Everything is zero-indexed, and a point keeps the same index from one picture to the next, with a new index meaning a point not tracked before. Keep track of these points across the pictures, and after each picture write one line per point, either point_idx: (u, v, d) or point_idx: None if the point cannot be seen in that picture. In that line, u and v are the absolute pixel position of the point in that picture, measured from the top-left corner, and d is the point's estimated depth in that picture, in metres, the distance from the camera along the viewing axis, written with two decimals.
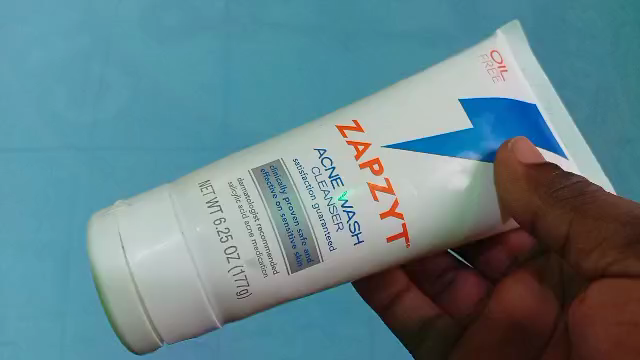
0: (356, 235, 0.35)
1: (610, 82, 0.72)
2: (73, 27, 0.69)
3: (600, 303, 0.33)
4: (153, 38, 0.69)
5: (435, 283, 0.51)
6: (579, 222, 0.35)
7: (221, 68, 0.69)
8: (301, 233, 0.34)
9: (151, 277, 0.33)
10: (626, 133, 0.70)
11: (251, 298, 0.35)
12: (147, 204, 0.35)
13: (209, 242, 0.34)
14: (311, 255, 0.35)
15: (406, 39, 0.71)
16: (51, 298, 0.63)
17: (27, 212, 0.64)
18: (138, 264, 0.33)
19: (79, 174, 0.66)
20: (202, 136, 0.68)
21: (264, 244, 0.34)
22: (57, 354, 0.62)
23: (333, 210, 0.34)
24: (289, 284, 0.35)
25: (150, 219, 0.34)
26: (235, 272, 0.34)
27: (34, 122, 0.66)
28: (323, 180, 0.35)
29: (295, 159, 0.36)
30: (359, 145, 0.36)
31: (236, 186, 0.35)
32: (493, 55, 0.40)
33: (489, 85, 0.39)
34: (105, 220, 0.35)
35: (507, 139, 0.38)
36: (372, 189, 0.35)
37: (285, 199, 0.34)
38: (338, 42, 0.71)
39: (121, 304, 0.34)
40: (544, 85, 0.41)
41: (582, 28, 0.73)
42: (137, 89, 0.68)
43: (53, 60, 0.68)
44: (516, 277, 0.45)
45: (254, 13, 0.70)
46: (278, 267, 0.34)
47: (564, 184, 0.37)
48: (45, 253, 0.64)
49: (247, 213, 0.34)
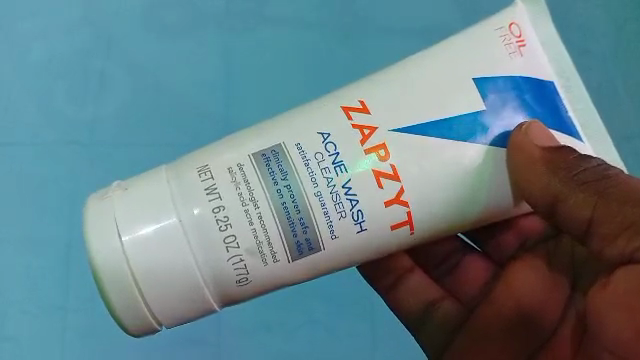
0: (359, 223, 0.35)
1: (612, 79, 0.72)
2: (72, 22, 0.70)
3: (626, 291, 0.36)
4: (154, 34, 0.70)
5: (440, 267, 0.50)
6: (603, 207, 0.36)
7: (221, 63, 0.69)
8: (303, 221, 0.35)
9: (147, 265, 0.34)
10: (627, 128, 0.71)
11: (250, 286, 0.35)
12: (142, 188, 0.35)
13: (208, 230, 0.34)
14: (313, 243, 0.35)
15: (407, 35, 0.72)
16: (52, 294, 0.64)
17: (27, 206, 0.65)
18: (134, 251, 0.34)
19: (79, 169, 0.66)
20: (204, 131, 0.68)
21: (265, 232, 0.34)
22: (57, 350, 0.62)
23: (336, 197, 0.35)
24: (289, 272, 0.36)
25: (146, 205, 0.34)
26: (234, 261, 0.34)
27: (34, 117, 0.67)
28: (327, 166, 0.35)
29: (298, 144, 0.36)
30: (364, 129, 0.36)
31: (236, 171, 0.35)
32: (512, 29, 0.39)
33: (506, 62, 0.38)
34: (100, 204, 0.35)
35: (522, 122, 0.38)
36: (376, 176, 0.36)
37: (286, 186, 0.35)
38: (338, 37, 0.71)
39: (118, 291, 0.34)
40: (563, 59, 0.40)
41: (583, 24, 0.73)
42: (137, 84, 0.69)
43: (53, 56, 0.69)
44: (521, 263, 0.45)
45: (254, 9, 0.71)
46: (279, 255, 0.35)
47: (585, 166, 0.37)
48: (45, 247, 0.65)
49: (247, 201, 0.34)
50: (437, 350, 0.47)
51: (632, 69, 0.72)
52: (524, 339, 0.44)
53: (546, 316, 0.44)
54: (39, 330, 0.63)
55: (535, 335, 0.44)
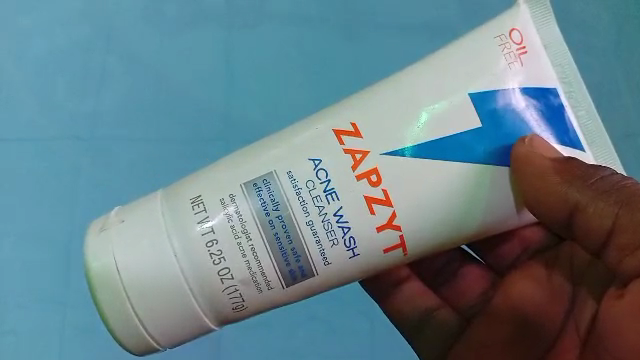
0: (351, 249, 0.37)
1: (614, 76, 0.72)
2: (72, 18, 0.69)
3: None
4: (154, 31, 0.69)
5: (439, 275, 0.50)
6: (626, 217, 0.36)
7: (222, 60, 0.69)
8: (295, 252, 0.36)
9: (144, 296, 0.36)
10: (626, 127, 0.71)
11: (246, 310, 0.37)
12: (137, 221, 0.37)
13: (202, 263, 0.36)
14: (306, 270, 0.37)
15: (408, 32, 0.71)
16: (52, 291, 0.64)
17: (27, 202, 0.65)
18: (131, 284, 0.36)
19: (79, 167, 0.66)
20: (204, 129, 0.68)
21: (258, 264, 0.36)
22: (58, 344, 0.63)
23: (327, 226, 0.36)
24: (284, 296, 0.38)
25: (143, 238, 0.36)
26: (229, 291, 0.36)
27: (34, 114, 0.67)
28: (318, 195, 0.36)
29: (289, 171, 0.37)
30: (356, 154, 0.37)
31: (228, 203, 0.36)
32: (512, 35, 0.39)
33: (504, 73, 0.38)
34: (100, 236, 0.37)
35: (523, 136, 0.38)
36: (368, 202, 0.36)
37: (278, 217, 0.36)
38: (339, 35, 0.71)
39: (118, 320, 0.37)
40: (566, 65, 0.39)
41: (584, 22, 0.72)
42: (137, 81, 0.68)
43: (53, 52, 0.69)
44: (522, 271, 0.46)
45: (255, 6, 0.71)
46: (272, 283, 0.37)
47: (601, 175, 0.37)
48: (45, 244, 0.65)
49: (240, 234, 0.36)
50: (433, 355, 0.49)
51: (632, 68, 0.72)
52: (524, 349, 0.44)
53: (547, 326, 0.44)
54: (39, 327, 0.63)
55: (537, 344, 0.44)
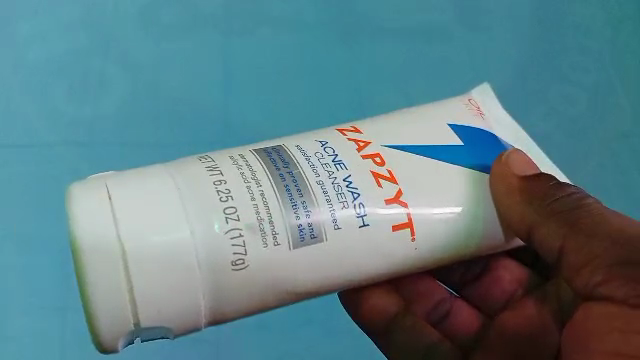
0: (361, 217, 0.35)
1: (610, 76, 0.72)
2: (71, 23, 0.70)
3: (588, 329, 0.36)
4: (152, 36, 0.70)
5: (434, 311, 0.47)
6: (573, 238, 0.37)
7: (220, 64, 0.70)
8: (306, 205, 0.34)
9: (138, 236, 0.31)
10: (622, 129, 0.71)
11: (244, 269, 0.33)
12: (140, 171, 0.34)
13: (208, 201, 0.33)
14: (315, 231, 0.34)
15: (406, 34, 0.72)
16: (52, 294, 0.64)
17: (26, 207, 0.66)
18: (124, 221, 0.31)
19: (78, 170, 0.67)
20: (201, 132, 0.68)
21: (267, 208, 0.33)
22: (58, 348, 0.63)
23: (337, 188, 0.35)
24: (288, 262, 0.34)
25: (144, 180, 0.33)
26: (233, 235, 0.32)
27: (33, 119, 0.67)
28: (327, 163, 0.36)
29: (298, 146, 0.37)
30: (359, 142, 0.37)
31: (238, 159, 0.35)
32: (471, 101, 0.42)
33: (469, 120, 0.40)
34: (89, 184, 0.33)
35: (501, 153, 0.39)
36: (375, 177, 0.36)
37: (289, 172, 0.35)
38: (336, 37, 0.71)
39: (99, 267, 0.31)
40: (516, 131, 0.42)
41: (581, 24, 0.73)
42: (136, 85, 0.69)
43: (53, 57, 0.69)
44: (515, 309, 0.46)
45: (253, 10, 0.71)
46: (280, 238, 0.33)
47: (557, 195, 0.38)
48: (44, 247, 0.65)
49: (250, 179, 0.34)
50: None
51: (628, 71, 0.73)
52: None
53: (545, 350, 0.44)
54: (38, 329, 0.63)
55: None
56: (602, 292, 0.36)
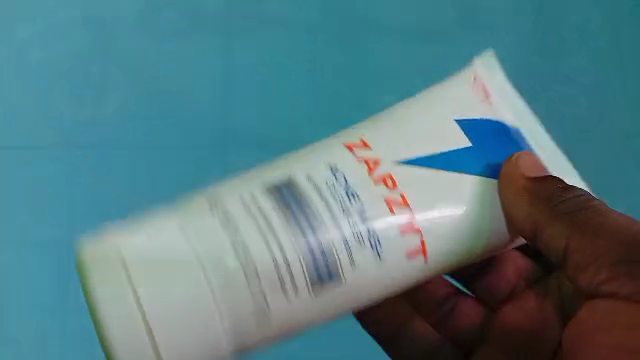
0: (378, 253, 0.32)
1: (610, 77, 0.72)
2: (71, 25, 0.70)
3: (593, 327, 0.36)
4: (152, 38, 0.70)
5: (438, 309, 0.49)
6: (578, 237, 0.36)
7: (220, 66, 0.70)
8: (328, 254, 0.31)
9: (152, 310, 0.28)
10: (622, 129, 0.71)
11: (272, 327, 0.31)
12: (143, 225, 0.30)
13: (226, 263, 0.30)
14: (337, 276, 0.31)
15: (406, 35, 0.72)
16: (52, 295, 0.64)
17: (26, 209, 0.66)
18: (136, 296, 0.28)
19: (78, 172, 0.67)
20: (201, 134, 0.68)
21: (290, 266, 0.30)
22: (59, 349, 0.63)
23: (355, 226, 0.32)
24: (312, 311, 0.32)
25: (150, 238, 0.30)
26: (255, 296, 0.30)
27: (33, 120, 0.68)
28: (341, 194, 0.32)
29: (307, 173, 0.33)
30: (369, 161, 0.33)
31: (249, 200, 0.31)
32: (477, 81, 0.38)
33: (475, 108, 0.37)
34: (89, 245, 0.30)
35: (511, 153, 0.36)
36: (389, 205, 0.33)
37: (305, 214, 0.31)
38: (337, 38, 0.71)
39: (117, 344, 0.28)
40: (524, 112, 0.38)
41: (581, 24, 0.73)
42: (136, 88, 0.69)
43: (53, 59, 0.69)
44: (518, 300, 0.46)
45: (253, 11, 0.71)
46: (302, 290, 0.31)
47: (565, 197, 0.36)
48: (45, 249, 0.65)
49: (266, 229, 0.30)
50: None
51: (628, 71, 0.73)
52: None
53: (546, 343, 0.43)
54: (39, 331, 0.63)
55: None
56: (606, 290, 0.35)
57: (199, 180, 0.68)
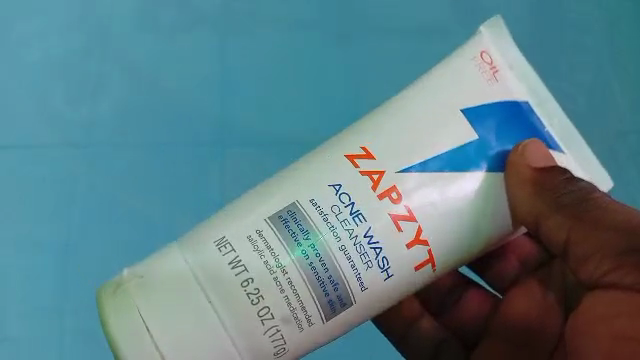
0: (385, 270, 0.35)
1: (607, 74, 0.72)
2: (69, 24, 0.70)
3: (597, 316, 0.36)
4: (150, 37, 0.70)
5: (443, 302, 0.50)
6: (579, 228, 0.37)
7: (218, 65, 0.70)
8: (333, 280, 0.34)
9: (180, 351, 0.33)
10: (620, 127, 0.71)
11: (287, 355, 0.35)
12: (162, 272, 0.34)
13: (239, 306, 0.33)
14: (344, 299, 0.35)
15: (404, 33, 0.72)
16: (51, 296, 0.64)
17: (26, 209, 0.66)
18: (164, 341, 0.33)
19: (78, 171, 0.67)
20: (200, 133, 0.68)
21: (297, 298, 0.34)
22: (57, 350, 0.63)
23: (360, 249, 0.34)
24: (324, 333, 0.35)
25: (170, 286, 0.34)
26: (271, 332, 0.34)
27: (32, 119, 0.68)
28: (345, 218, 0.34)
29: (312, 199, 0.35)
30: (373, 174, 0.35)
31: (257, 239, 0.34)
32: (484, 56, 0.38)
33: (482, 89, 0.37)
34: (118, 297, 0.34)
35: (518, 142, 0.37)
36: (394, 220, 0.35)
37: (310, 246, 0.34)
38: (335, 37, 0.71)
39: None
40: (534, 84, 0.38)
41: (579, 23, 0.73)
42: (134, 87, 0.69)
43: (51, 58, 0.69)
44: (522, 288, 0.46)
45: (251, 10, 0.71)
46: (313, 318, 0.34)
47: (568, 189, 0.37)
48: (44, 249, 0.65)
49: (274, 268, 0.33)
50: None
51: (626, 67, 0.73)
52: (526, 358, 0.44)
53: (546, 341, 0.44)
54: (37, 331, 0.63)
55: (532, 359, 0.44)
56: (609, 281, 0.36)
57: (199, 179, 0.67)
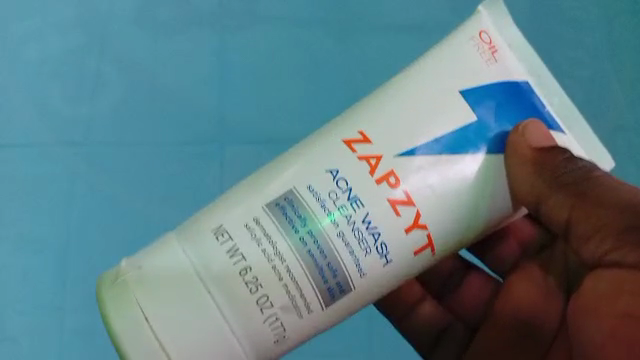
0: (384, 256, 0.35)
1: (605, 70, 0.72)
2: (67, 23, 0.70)
3: (601, 295, 0.36)
4: (148, 35, 0.70)
5: (444, 285, 0.50)
6: (580, 207, 0.37)
7: (216, 62, 0.70)
8: (332, 267, 0.34)
9: (179, 339, 0.33)
10: (619, 121, 0.71)
11: (287, 342, 0.35)
12: (160, 262, 0.34)
13: (238, 295, 0.33)
14: (344, 286, 0.34)
15: (402, 30, 0.72)
16: (50, 295, 0.64)
17: (24, 208, 0.66)
18: (164, 330, 0.33)
19: (76, 170, 0.67)
20: (198, 131, 0.68)
21: (296, 286, 0.34)
22: (57, 349, 0.63)
23: (358, 234, 0.34)
24: (324, 320, 0.35)
25: (169, 275, 0.34)
26: (270, 320, 0.34)
27: (30, 118, 0.68)
28: (343, 204, 0.34)
29: (309, 185, 0.35)
30: (371, 159, 0.35)
31: (254, 227, 0.34)
32: (483, 36, 0.37)
33: (481, 70, 0.36)
34: (117, 287, 0.34)
35: (518, 122, 0.36)
36: (392, 205, 0.34)
37: (308, 233, 0.34)
38: (332, 33, 0.71)
39: None
40: (534, 62, 0.37)
41: (575, 19, 0.74)
42: (132, 85, 0.69)
43: (49, 57, 0.69)
44: (522, 273, 0.45)
45: (249, 8, 0.71)
46: (313, 305, 0.34)
47: (569, 168, 0.37)
48: (43, 248, 0.65)
49: (273, 256, 0.33)
50: None
51: (623, 63, 0.73)
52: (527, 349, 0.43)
53: (545, 331, 0.42)
54: (37, 330, 0.63)
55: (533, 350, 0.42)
56: (610, 259, 0.36)
57: (198, 176, 0.67)
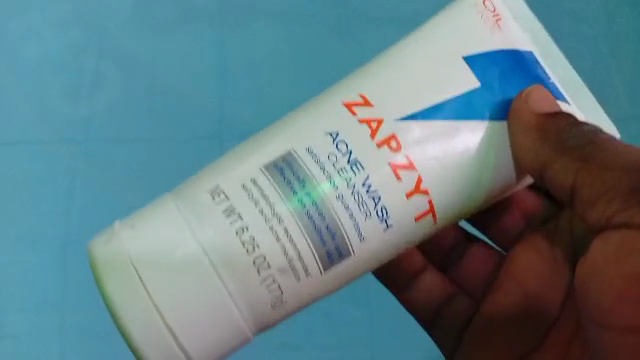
0: (385, 220, 0.34)
1: (604, 62, 0.72)
2: (65, 22, 0.70)
3: (607, 258, 0.35)
4: (145, 31, 0.70)
5: (448, 256, 0.49)
6: (586, 171, 0.36)
7: (214, 56, 0.69)
8: (331, 229, 0.33)
9: (173, 299, 0.33)
10: (619, 114, 0.71)
11: (284, 305, 0.34)
12: (154, 221, 0.34)
13: (234, 256, 0.32)
14: (343, 250, 0.34)
15: (400, 24, 0.72)
16: (50, 293, 0.64)
17: (24, 206, 0.65)
18: (159, 289, 0.33)
19: (75, 167, 0.67)
20: (197, 126, 0.68)
21: (294, 247, 0.33)
22: (57, 347, 0.63)
23: (358, 198, 0.33)
24: (322, 284, 0.35)
25: (163, 235, 0.33)
26: (267, 282, 0.33)
27: (28, 116, 0.67)
28: (343, 167, 0.33)
29: (308, 147, 0.34)
30: (371, 123, 0.34)
31: (251, 187, 0.33)
32: (486, 4, 0.37)
33: (485, 37, 0.36)
34: (111, 247, 0.34)
35: (521, 89, 0.37)
36: (393, 169, 0.34)
37: (307, 194, 0.33)
38: (330, 27, 0.71)
39: (147, 331, 0.33)
40: (537, 34, 0.38)
41: (573, 12, 0.74)
42: (130, 81, 0.69)
43: (47, 55, 0.69)
44: (526, 244, 0.44)
45: (247, 3, 0.71)
46: (311, 268, 0.34)
47: (573, 133, 0.37)
48: (42, 246, 0.65)
49: (270, 216, 0.33)
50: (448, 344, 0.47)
51: (622, 55, 0.73)
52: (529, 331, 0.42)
53: (545, 316, 0.42)
54: (37, 329, 0.63)
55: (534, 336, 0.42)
56: (617, 221, 0.35)
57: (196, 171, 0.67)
